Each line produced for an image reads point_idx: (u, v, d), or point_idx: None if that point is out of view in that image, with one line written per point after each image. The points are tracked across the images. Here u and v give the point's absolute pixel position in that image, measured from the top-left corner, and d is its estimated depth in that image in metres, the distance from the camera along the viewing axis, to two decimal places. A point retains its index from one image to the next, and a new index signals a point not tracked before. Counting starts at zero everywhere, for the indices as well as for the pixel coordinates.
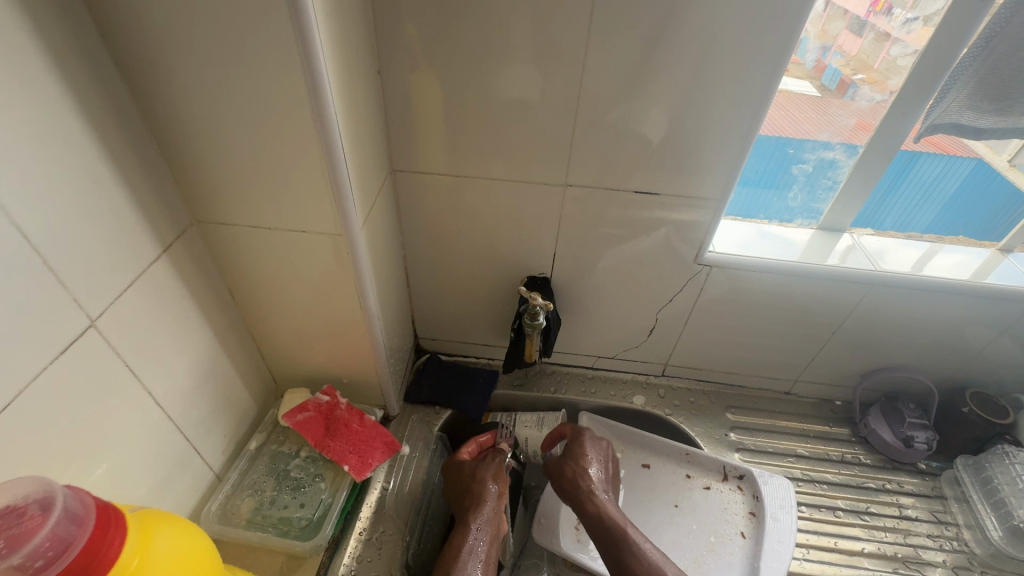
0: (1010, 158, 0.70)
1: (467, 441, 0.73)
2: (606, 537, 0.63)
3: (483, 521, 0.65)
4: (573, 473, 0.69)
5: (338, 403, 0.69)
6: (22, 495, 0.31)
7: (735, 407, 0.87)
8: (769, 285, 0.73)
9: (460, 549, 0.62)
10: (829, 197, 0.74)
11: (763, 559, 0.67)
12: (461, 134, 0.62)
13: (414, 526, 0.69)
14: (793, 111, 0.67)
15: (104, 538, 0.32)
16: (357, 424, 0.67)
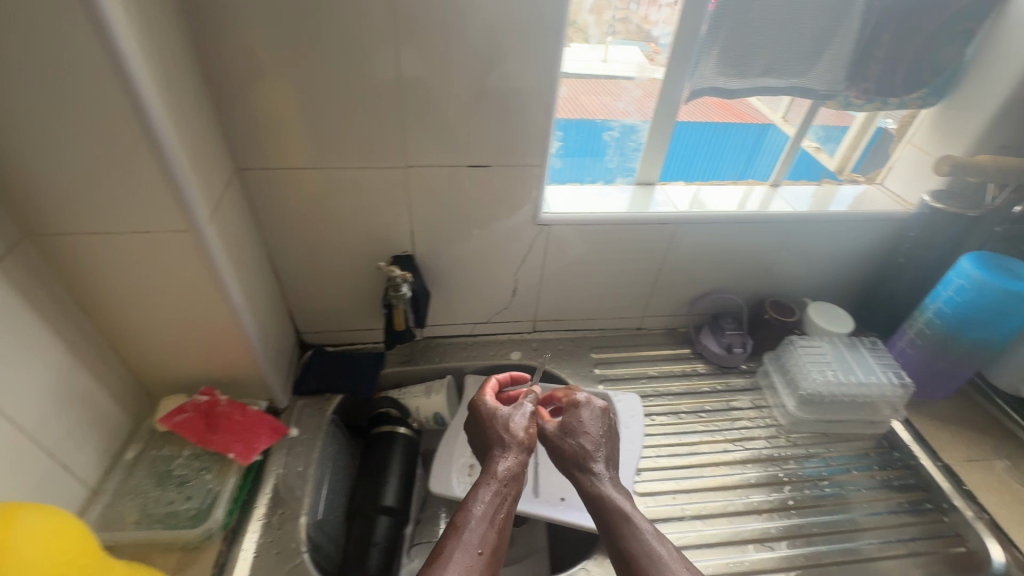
0: (784, 115, 0.90)
1: (486, 394, 0.76)
2: (602, 506, 0.64)
3: (501, 479, 0.66)
4: (568, 441, 0.72)
5: (218, 401, 0.71)
6: None
7: (597, 346, 1.01)
8: (601, 236, 0.86)
9: (473, 502, 0.62)
10: (637, 157, 0.89)
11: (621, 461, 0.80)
12: (301, 128, 0.67)
13: (314, 503, 0.73)
14: (590, 92, 0.81)
15: None
16: (239, 415, 0.71)
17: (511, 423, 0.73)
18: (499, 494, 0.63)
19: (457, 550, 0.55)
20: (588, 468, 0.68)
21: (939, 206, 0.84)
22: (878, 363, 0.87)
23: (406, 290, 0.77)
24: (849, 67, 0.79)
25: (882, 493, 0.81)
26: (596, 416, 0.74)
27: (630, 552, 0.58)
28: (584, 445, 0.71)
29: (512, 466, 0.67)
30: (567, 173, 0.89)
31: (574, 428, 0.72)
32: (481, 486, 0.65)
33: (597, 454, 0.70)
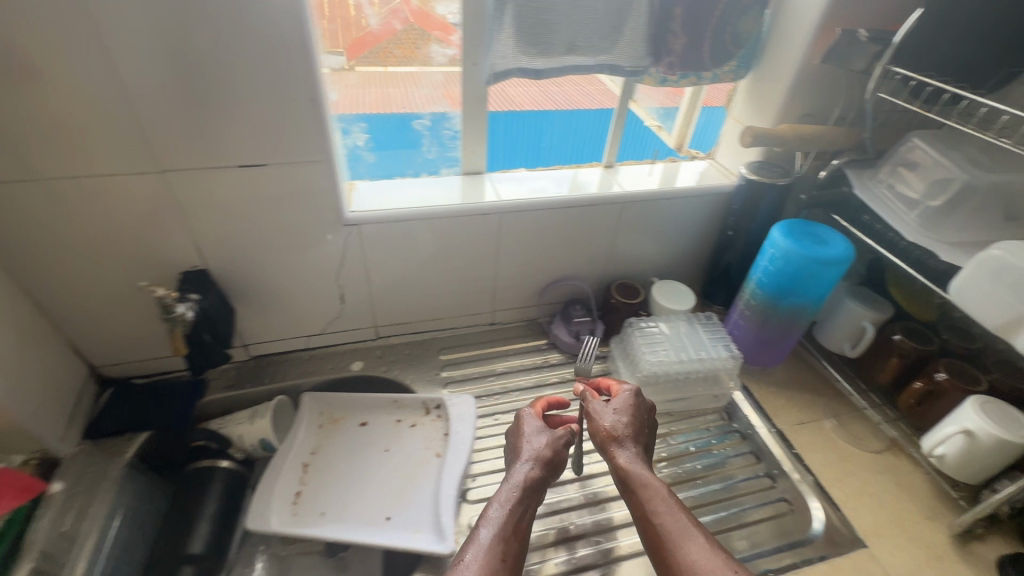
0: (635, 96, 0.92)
1: (528, 409, 0.75)
2: (629, 487, 0.61)
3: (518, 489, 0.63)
4: (594, 425, 0.68)
5: None
6: None
7: (447, 347, 0.96)
8: (417, 233, 0.82)
9: (491, 511, 0.60)
10: (457, 146, 0.84)
11: (448, 466, 0.74)
12: (10, 133, 0.57)
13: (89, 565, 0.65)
14: (386, 80, 0.75)
15: None
16: None
17: (544, 432, 0.71)
18: (505, 506, 0.60)
19: (471, 550, 0.54)
20: (619, 447, 0.65)
21: (753, 176, 0.84)
22: (711, 337, 0.87)
23: (184, 310, 0.67)
24: (650, 40, 0.78)
25: (723, 467, 0.80)
26: (622, 399, 0.71)
27: (657, 537, 0.54)
28: (624, 425, 0.68)
29: (518, 476, 0.64)
30: (384, 168, 0.83)
31: (613, 409, 0.70)
32: (493, 501, 0.62)
33: (637, 434, 0.67)
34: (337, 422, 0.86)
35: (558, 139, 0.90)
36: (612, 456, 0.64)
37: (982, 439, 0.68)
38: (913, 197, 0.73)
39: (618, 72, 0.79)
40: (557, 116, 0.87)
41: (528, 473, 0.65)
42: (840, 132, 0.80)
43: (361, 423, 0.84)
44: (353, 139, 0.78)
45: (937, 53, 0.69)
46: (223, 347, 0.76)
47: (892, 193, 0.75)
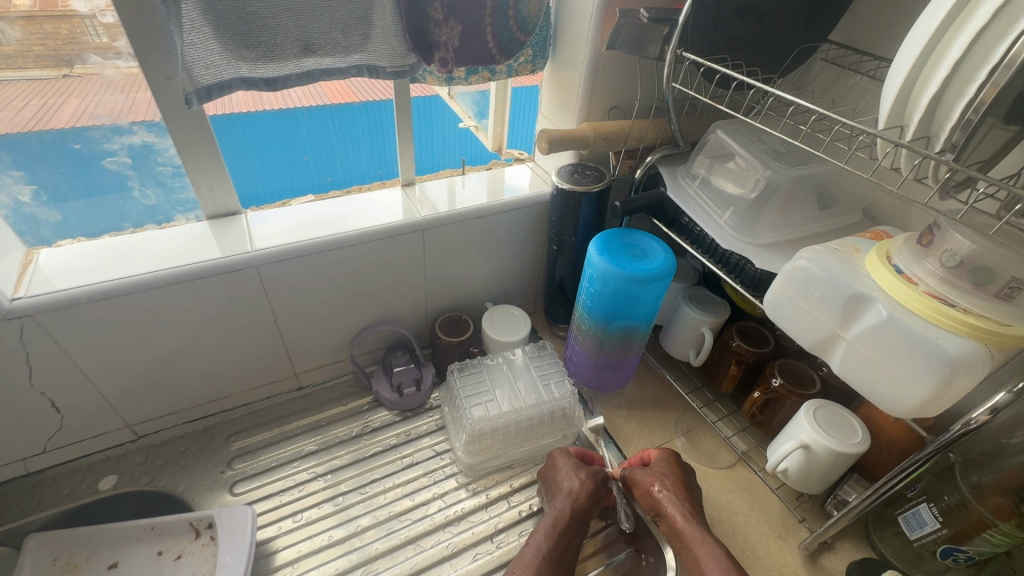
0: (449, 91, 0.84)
1: (558, 449, 0.70)
2: (686, 541, 0.59)
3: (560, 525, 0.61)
4: (639, 481, 0.66)
5: None
6: None
7: (239, 431, 0.76)
8: (143, 306, 0.62)
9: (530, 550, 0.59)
10: (185, 184, 0.65)
11: None
12: None
13: None
14: (31, 100, 0.54)
15: None
16: None
17: (582, 472, 0.67)
18: (547, 534, 0.60)
19: None
20: (669, 505, 0.62)
21: (563, 181, 0.73)
22: (540, 373, 0.78)
23: None
24: (410, 33, 0.63)
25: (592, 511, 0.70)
26: (674, 457, 0.69)
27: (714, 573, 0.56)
28: (665, 484, 0.64)
29: (557, 513, 0.62)
30: (80, 224, 0.62)
31: (659, 470, 0.66)
32: (534, 532, 0.62)
33: (689, 490, 0.65)
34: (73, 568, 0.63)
35: (347, 143, 0.76)
36: (664, 514, 0.62)
37: (817, 453, 0.63)
38: (727, 195, 0.66)
39: (379, 74, 0.64)
40: (354, 108, 0.73)
41: (570, 503, 0.63)
42: (645, 126, 0.72)
43: (111, 565, 0.63)
44: (9, 193, 0.57)
45: (724, 32, 0.61)
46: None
47: (706, 191, 0.68)
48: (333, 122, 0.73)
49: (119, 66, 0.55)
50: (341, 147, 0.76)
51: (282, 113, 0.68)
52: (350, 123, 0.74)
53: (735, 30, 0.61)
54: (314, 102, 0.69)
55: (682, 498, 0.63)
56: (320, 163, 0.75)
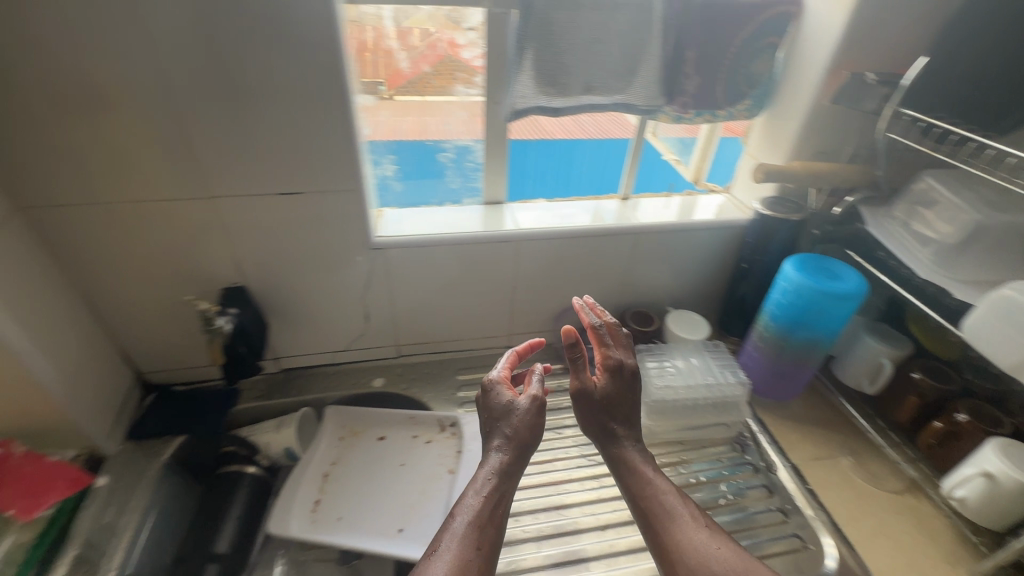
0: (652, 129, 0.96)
1: (497, 375, 0.70)
2: (622, 470, 0.67)
3: (495, 476, 0.62)
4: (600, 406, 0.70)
5: (10, 453, 0.69)
6: None
7: (464, 367, 1.00)
8: (440, 255, 0.85)
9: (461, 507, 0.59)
10: (480, 176, 0.90)
11: (459, 484, 0.77)
12: (82, 162, 0.64)
13: (139, 540, 0.71)
14: (406, 110, 0.80)
15: None
16: (29, 467, 0.69)
17: (511, 413, 0.67)
18: (479, 496, 0.60)
19: (451, 546, 0.55)
20: (621, 438, 0.69)
21: (767, 212, 0.86)
22: (718, 365, 0.89)
23: (225, 324, 0.76)
24: (662, 79, 0.81)
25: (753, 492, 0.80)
26: (607, 372, 0.71)
27: (653, 529, 0.61)
28: (615, 414, 0.70)
29: (487, 469, 0.63)
30: (409, 196, 0.88)
31: (593, 398, 0.70)
32: (465, 497, 0.61)
33: (623, 406, 0.70)
34: (355, 434, 0.89)
35: (589, 168, 0.95)
36: (619, 447, 0.68)
37: (1003, 483, 0.66)
38: (928, 234, 0.73)
39: (632, 110, 0.83)
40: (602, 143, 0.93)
41: (501, 462, 0.63)
42: (849, 169, 0.83)
43: (379, 438, 0.88)
44: (382, 169, 0.85)
45: (945, 93, 0.74)
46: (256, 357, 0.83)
47: (908, 231, 0.76)
48: (585, 151, 0.93)
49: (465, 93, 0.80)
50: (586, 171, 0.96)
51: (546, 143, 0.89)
52: (600, 151, 0.94)
53: (959, 92, 0.74)
54: (572, 133, 0.89)
55: (614, 429, 0.69)
56: (568, 179, 0.96)
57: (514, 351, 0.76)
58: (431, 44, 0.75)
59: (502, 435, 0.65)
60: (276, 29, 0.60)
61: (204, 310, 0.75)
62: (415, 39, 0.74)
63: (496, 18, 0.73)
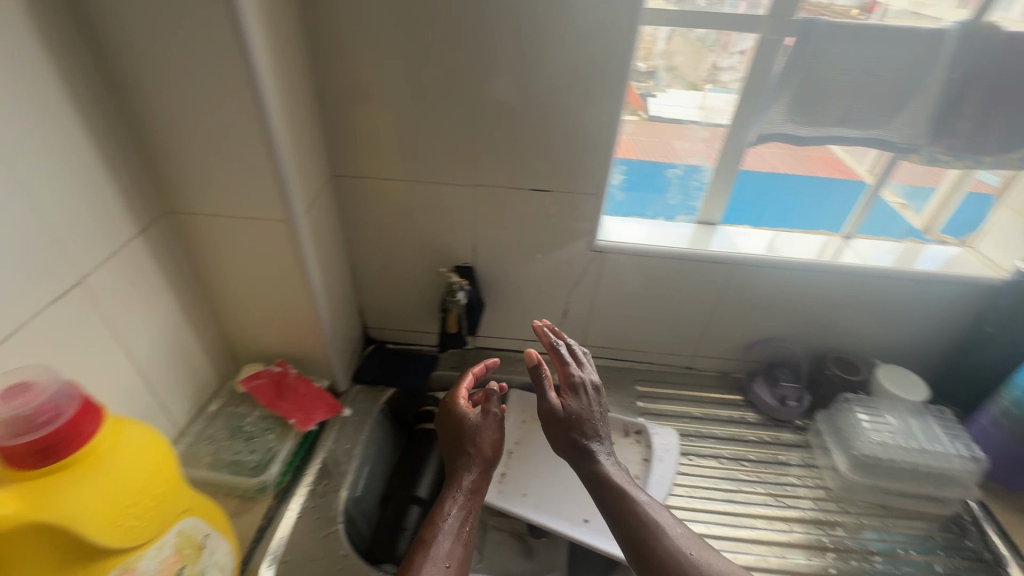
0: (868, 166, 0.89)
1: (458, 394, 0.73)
2: (601, 490, 0.63)
3: (466, 494, 0.67)
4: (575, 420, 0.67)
5: (288, 372, 0.82)
6: (39, 378, 0.43)
7: (642, 380, 1.00)
8: (651, 266, 0.89)
9: (440, 516, 0.64)
10: (700, 196, 0.91)
11: (649, 493, 0.77)
12: (386, 141, 0.76)
13: (363, 471, 0.82)
14: (653, 131, 0.86)
15: (84, 424, 0.42)
16: (303, 389, 0.81)
17: (446, 423, 0.72)
18: (463, 514, 0.65)
19: (431, 557, 0.59)
20: (591, 456, 0.65)
21: None
22: (948, 435, 0.81)
23: (463, 297, 0.87)
24: (935, 116, 0.76)
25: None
26: (567, 389, 0.69)
27: (646, 557, 0.56)
28: (583, 426, 0.67)
29: (464, 485, 0.67)
30: (626, 207, 0.91)
31: (548, 410, 0.67)
32: (444, 506, 0.65)
33: (591, 423, 0.67)
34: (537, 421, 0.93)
35: (815, 205, 0.94)
36: (590, 463, 0.65)
37: None
38: None
39: (886, 146, 0.80)
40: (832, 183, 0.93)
41: (462, 480, 0.68)
42: None
43: None
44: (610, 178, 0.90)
45: None
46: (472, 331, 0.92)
47: None
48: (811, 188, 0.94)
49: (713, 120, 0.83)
50: (810, 208, 0.94)
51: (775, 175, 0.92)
52: (825, 191, 0.94)
53: None
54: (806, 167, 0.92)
55: (587, 444, 0.66)
56: (791, 214, 0.94)
57: (472, 374, 0.78)
58: (695, 68, 0.79)
59: (467, 458, 0.69)
60: (580, 40, 0.66)
61: (451, 281, 0.86)
62: (682, 60, 0.78)
63: (768, 44, 0.73)
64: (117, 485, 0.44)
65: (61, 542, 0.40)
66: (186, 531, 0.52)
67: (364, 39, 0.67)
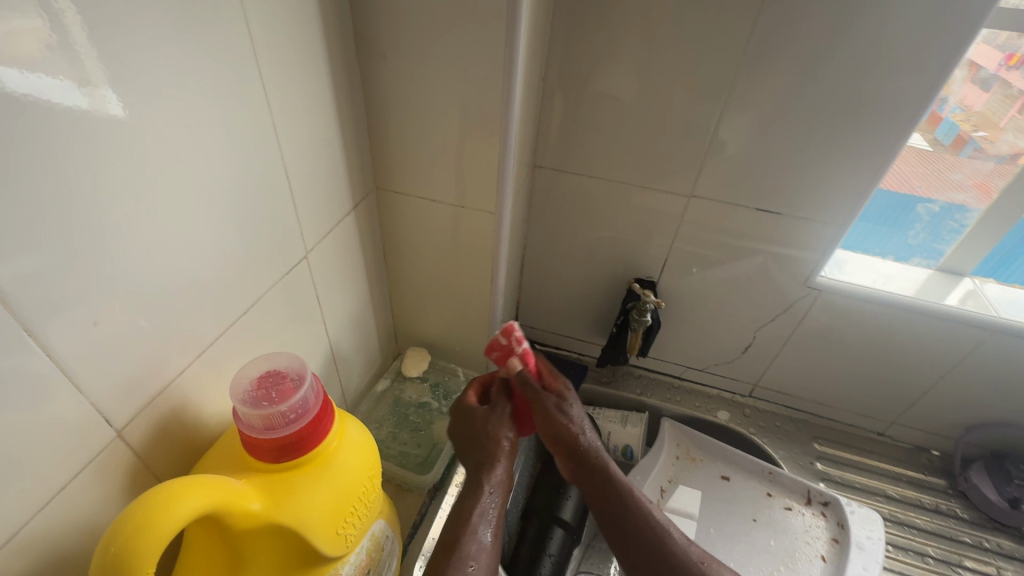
0: None
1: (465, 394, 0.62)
2: (625, 511, 0.55)
3: (496, 490, 0.55)
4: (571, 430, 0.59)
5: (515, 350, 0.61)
6: (288, 366, 0.41)
7: (822, 437, 0.87)
8: (872, 317, 0.76)
9: (471, 514, 0.52)
10: (953, 240, 0.75)
11: None
12: (599, 134, 0.71)
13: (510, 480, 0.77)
14: (918, 156, 0.70)
15: (321, 425, 0.39)
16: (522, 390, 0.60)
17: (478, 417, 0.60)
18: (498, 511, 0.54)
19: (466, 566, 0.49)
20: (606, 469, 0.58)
21: None
22: None
23: (649, 318, 0.79)
24: None
25: None
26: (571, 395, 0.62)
27: None
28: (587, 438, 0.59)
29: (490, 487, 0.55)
30: (853, 239, 0.79)
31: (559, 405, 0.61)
32: (468, 502, 0.53)
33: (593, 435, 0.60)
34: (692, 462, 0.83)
35: None
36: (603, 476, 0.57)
37: None
38: None
39: None
40: None
41: (485, 476, 0.55)
42: None
43: (722, 477, 0.80)
44: None
45: None
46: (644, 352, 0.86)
47: None
48: None
49: (994, 155, 0.67)
50: None
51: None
52: None
53: None
54: None
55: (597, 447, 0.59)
56: None
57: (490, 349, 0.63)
58: (968, 93, 0.65)
59: (486, 452, 0.57)
60: (866, 40, 0.56)
61: (643, 298, 0.78)
62: (958, 82, 0.64)
63: None
64: (343, 490, 0.41)
65: (293, 542, 0.38)
66: (377, 534, 0.49)
67: (607, 24, 0.63)
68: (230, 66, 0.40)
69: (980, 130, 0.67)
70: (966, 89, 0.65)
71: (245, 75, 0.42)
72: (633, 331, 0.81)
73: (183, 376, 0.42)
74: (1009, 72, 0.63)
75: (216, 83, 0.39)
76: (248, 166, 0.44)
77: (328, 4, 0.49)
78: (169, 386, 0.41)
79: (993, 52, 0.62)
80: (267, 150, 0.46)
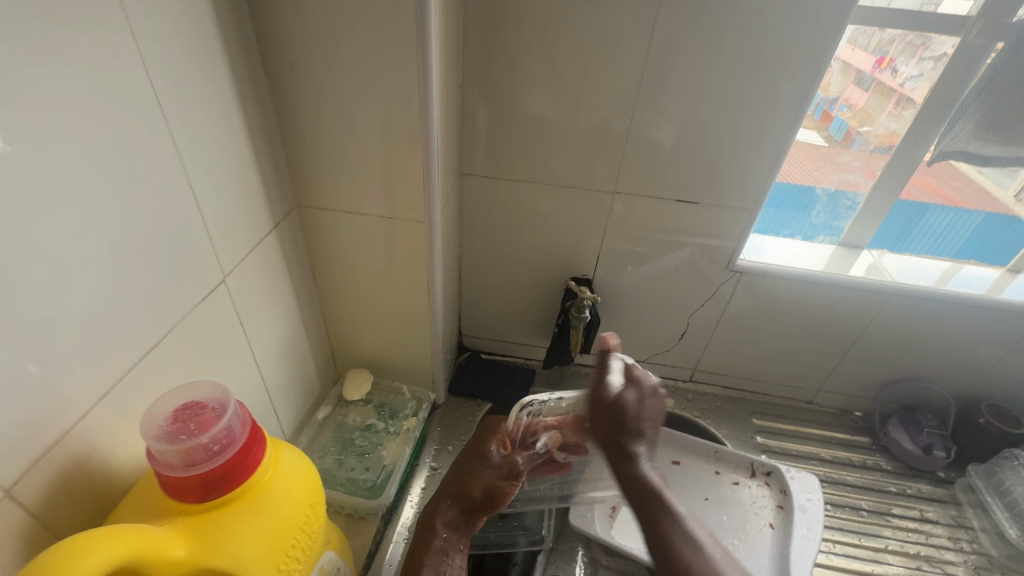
0: (1016, 193, 0.77)
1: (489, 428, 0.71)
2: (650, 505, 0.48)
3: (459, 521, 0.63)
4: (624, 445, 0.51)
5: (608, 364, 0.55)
6: (210, 396, 0.38)
7: (759, 412, 0.92)
8: (788, 294, 0.81)
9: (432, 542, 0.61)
10: (849, 217, 0.82)
11: (793, 546, 0.71)
12: (519, 140, 0.73)
13: None
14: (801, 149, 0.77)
15: (251, 453, 0.37)
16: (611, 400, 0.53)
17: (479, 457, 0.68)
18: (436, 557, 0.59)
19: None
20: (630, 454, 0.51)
21: None
22: None
23: (588, 314, 0.81)
24: None
25: None
26: (624, 380, 0.53)
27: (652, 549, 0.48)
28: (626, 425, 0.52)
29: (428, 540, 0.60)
30: (765, 223, 0.85)
31: (606, 404, 0.53)
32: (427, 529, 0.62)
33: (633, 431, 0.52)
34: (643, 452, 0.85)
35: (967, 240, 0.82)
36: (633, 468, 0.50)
37: None
38: None
39: None
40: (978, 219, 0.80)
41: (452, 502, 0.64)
42: None
43: (673, 461, 0.82)
44: None
45: None
46: (587, 350, 0.87)
47: None
48: (963, 227, 0.81)
49: (875, 144, 0.75)
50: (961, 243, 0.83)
51: (916, 220, 0.81)
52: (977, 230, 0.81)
53: None
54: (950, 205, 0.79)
55: (633, 444, 0.51)
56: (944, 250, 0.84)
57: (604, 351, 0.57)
58: (851, 93, 0.72)
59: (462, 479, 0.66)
60: (753, 40, 0.61)
61: (580, 295, 0.80)
62: (842, 84, 0.72)
63: (972, 49, 0.64)
64: (280, 524, 0.38)
65: None
66: (327, 567, 0.46)
67: (517, 32, 0.64)
68: (115, 75, 0.37)
69: (863, 126, 0.74)
70: (849, 90, 0.73)
71: (134, 89, 0.38)
72: (574, 328, 0.82)
73: (85, 421, 0.38)
74: (882, 74, 0.70)
75: (101, 97, 0.36)
76: (150, 187, 0.41)
77: (225, 15, 0.47)
78: (66, 435, 0.36)
79: (867, 56, 0.70)
80: (170, 166, 0.43)
